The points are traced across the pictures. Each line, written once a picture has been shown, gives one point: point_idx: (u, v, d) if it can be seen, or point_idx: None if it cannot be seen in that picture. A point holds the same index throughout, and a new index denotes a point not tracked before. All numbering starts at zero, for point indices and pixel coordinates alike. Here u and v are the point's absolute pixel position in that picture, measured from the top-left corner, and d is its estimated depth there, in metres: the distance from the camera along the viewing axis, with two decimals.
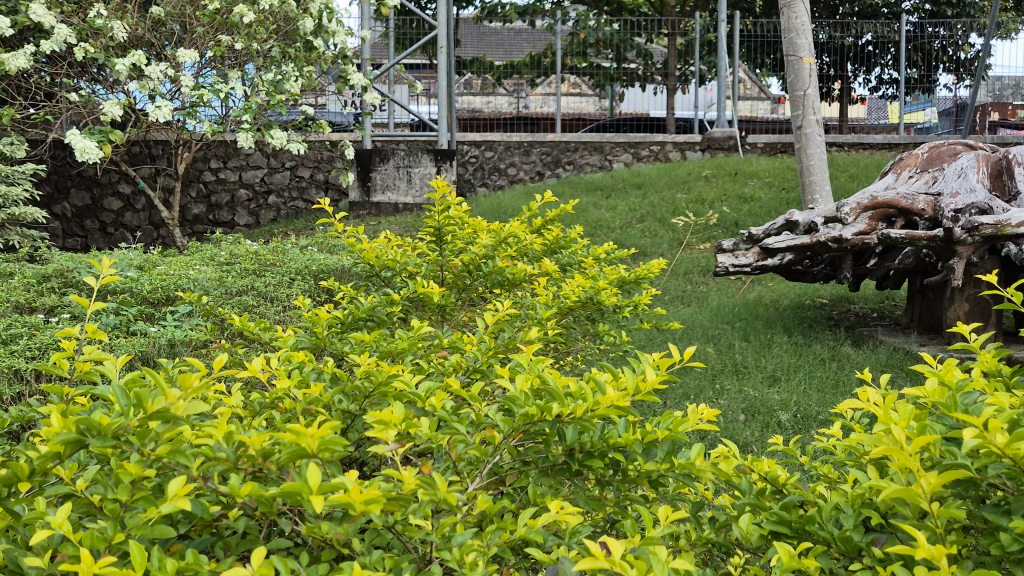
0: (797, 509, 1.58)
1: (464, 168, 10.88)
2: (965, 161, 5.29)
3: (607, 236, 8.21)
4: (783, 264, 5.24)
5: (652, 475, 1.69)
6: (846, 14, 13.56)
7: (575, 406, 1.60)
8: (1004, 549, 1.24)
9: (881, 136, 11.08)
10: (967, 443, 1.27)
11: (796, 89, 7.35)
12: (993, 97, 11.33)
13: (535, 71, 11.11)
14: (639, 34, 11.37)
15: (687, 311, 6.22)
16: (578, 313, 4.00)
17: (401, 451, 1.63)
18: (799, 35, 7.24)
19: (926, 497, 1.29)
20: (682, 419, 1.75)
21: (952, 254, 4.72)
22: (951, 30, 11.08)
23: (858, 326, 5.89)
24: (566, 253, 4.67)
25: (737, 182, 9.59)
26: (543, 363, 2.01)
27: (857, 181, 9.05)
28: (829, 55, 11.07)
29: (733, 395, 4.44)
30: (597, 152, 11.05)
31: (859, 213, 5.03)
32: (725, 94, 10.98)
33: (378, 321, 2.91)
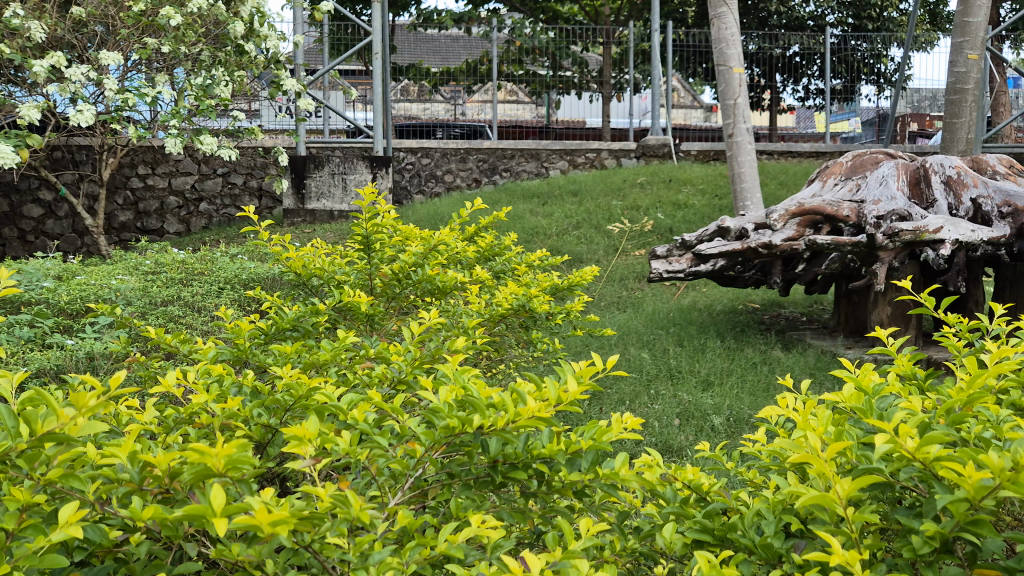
0: (719, 517, 1.58)
1: (401, 175, 10.82)
2: (885, 170, 5.47)
3: (543, 243, 8.25)
4: (715, 270, 5.31)
5: (576, 486, 1.66)
6: (774, 25, 13.91)
7: (497, 416, 1.59)
8: (915, 552, 1.25)
9: (809, 145, 11.38)
10: (879, 447, 1.29)
11: (726, 98, 7.50)
12: (913, 108, 11.77)
13: (471, 78, 11.30)
14: (575, 42, 11.42)
15: (622, 317, 6.27)
16: (511, 320, 3.99)
17: (319, 467, 1.58)
18: (729, 45, 7.39)
19: (841, 503, 1.30)
20: (606, 426, 1.74)
21: (875, 260, 4.85)
22: (872, 42, 11.45)
23: (788, 330, 6.02)
24: (499, 261, 4.66)
25: (671, 189, 9.72)
26: (468, 373, 1.98)
27: (786, 188, 9.30)
28: (759, 66, 11.39)
29: (666, 400, 4.49)
30: (534, 159, 11.09)
31: (788, 219, 5.14)
32: (659, 101, 11.10)
33: (302, 332, 2.83)
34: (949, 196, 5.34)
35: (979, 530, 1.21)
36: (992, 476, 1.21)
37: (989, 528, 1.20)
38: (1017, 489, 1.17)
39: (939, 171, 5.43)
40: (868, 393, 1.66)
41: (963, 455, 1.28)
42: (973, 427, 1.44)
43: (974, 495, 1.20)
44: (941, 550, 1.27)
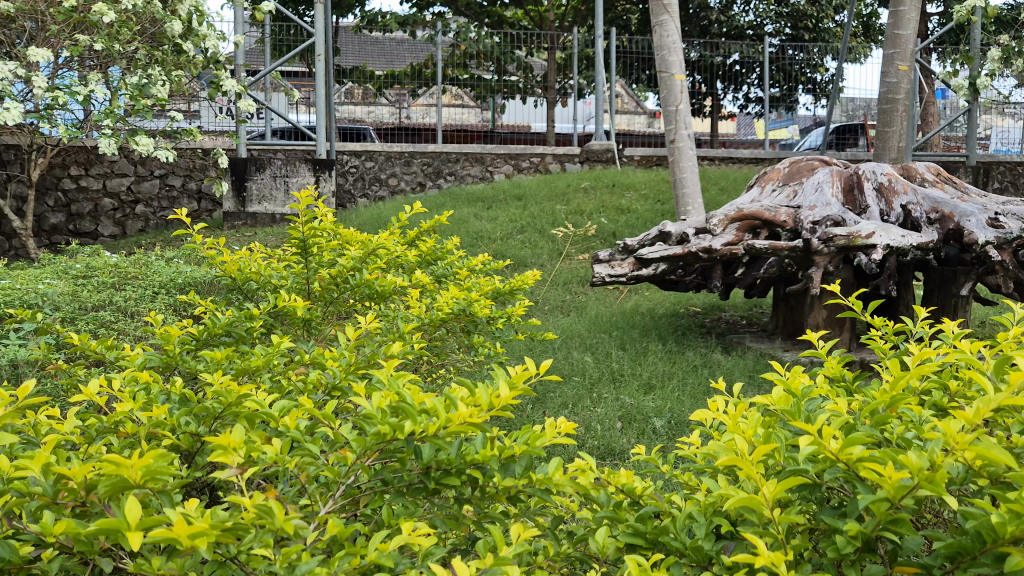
0: (652, 520, 1.58)
1: (344, 178, 10.72)
2: (821, 176, 5.62)
3: (487, 247, 8.25)
4: (656, 274, 5.36)
5: (510, 491, 1.65)
6: (715, 34, 14.15)
7: (429, 422, 1.57)
8: (838, 551, 1.27)
9: (749, 151, 11.60)
10: (803, 449, 1.31)
11: (668, 105, 7.60)
12: (847, 117, 12.06)
13: (416, 82, 11.12)
14: (519, 47, 11.46)
15: (565, 321, 6.30)
16: (451, 324, 3.98)
17: (246, 476, 1.55)
18: (671, 52, 7.48)
19: (768, 505, 1.32)
20: (541, 431, 1.73)
21: (811, 264, 4.96)
22: (808, 53, 11.76)
23: (728, 333, 6.12)
24: (441, 265, 4.63)
25: (614, 194, 9.80)
26: (403, 380, 1.95)
27: (726, 194, 9.47)
28: (700, 73, 11.56)
29: (609, 403, 4.52)
30: (478, 164, 11.12)
31: (727, 224, 5.23)
32: (602, 107, 11.19)
33: (236, 337, 2.77)
34: (882, 203, 5.49)
35: (899, 529, 1.23)
36: (911, 475, 1.24)
37: (907, 527, 1.23)
38: (934, 488, 1.20)
39: (872, 178, 5.57)
40: (797, 395, 1.69)
41: (884, 455, 1.31)
42: (896, 428, 1.47)
43: (894, 495, 1.23)
44: (863, 550, 1.30)
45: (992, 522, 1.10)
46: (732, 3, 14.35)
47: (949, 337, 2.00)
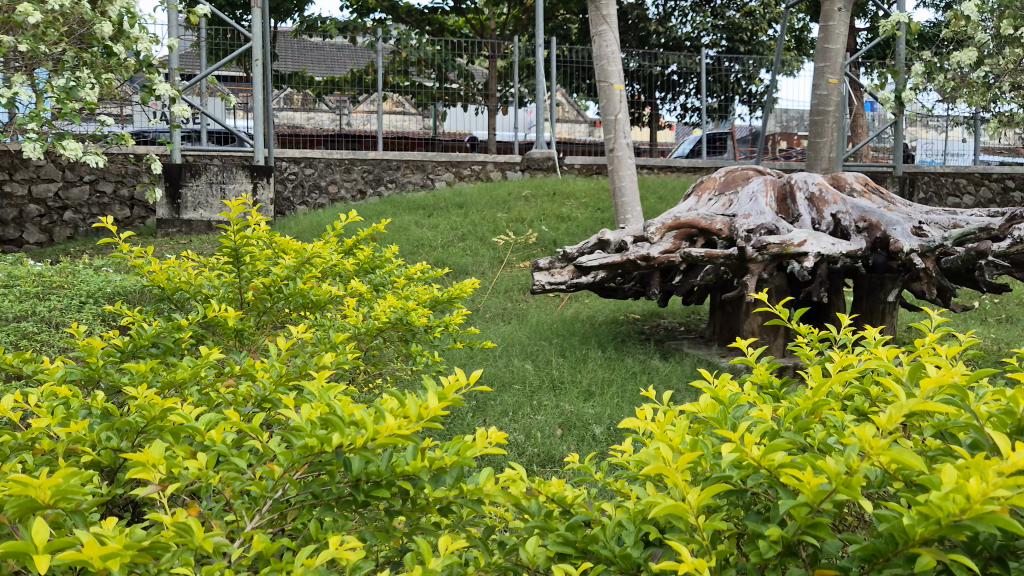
0: (581, 528, 1.59)
1: (283, 185, 10.59)
2: (755, 186, 5.78)
3: (428, 255, 8.22)
4: (596, 282, 5.41)
5: (440, 502, 1.64)
6: (654, 44, 14.42)
7: (357, 434, 1.55)
8: (761, 556, 1.29)
9: (687, 160, 11.78)
10: (725, 456, 1.33)
11: (608, 114, 7.69)
12: (782, 127, 12.32)
13: (356, 88, 11.02)
14: (461, 55, 11.50)
15: (506, 328, 6.31)
16: (389, 333, 3.95)
17: (167, 493, 1.51)
18: (610, 62, 7.57)
19: (693, 512, 1.33)
20: (472, 441, 1.73)
21: (746, 272, 5.05)
22: (744, 65, 12.05)
23: (666, 340, 6.21)
24: (379, 274, 4.60)
25: (554, 202, 9.85)
26: (334, 391, 1.92)
27: (665, 203, 9.62)
28: (639, 83, 11.73)
29: (549, 410, 4.53)
30: (419, 171, 11.07)
31: (664, 232, 5.31)
32: (543, 115, 11.23)
33: (164, 349, 2.70)
34: (813, 212, 5.65)
35: (817, 533, 1.26)
36: (829, 479, 1.27)
37: (826, 530, 1.26)
38: (850, 492, 1.22)
39: (804, 188, 5.77)
40: (723, 402, 1.71)
41: (804, 461, 1.34)
42: (818, 433, 1.50)
43: (813, 499, 1.26)
44: (784, 554, 1.32)
45: (903, 525, 1.13)
46: (670, 14, 14.60)
47: (870, 343, 2.05)
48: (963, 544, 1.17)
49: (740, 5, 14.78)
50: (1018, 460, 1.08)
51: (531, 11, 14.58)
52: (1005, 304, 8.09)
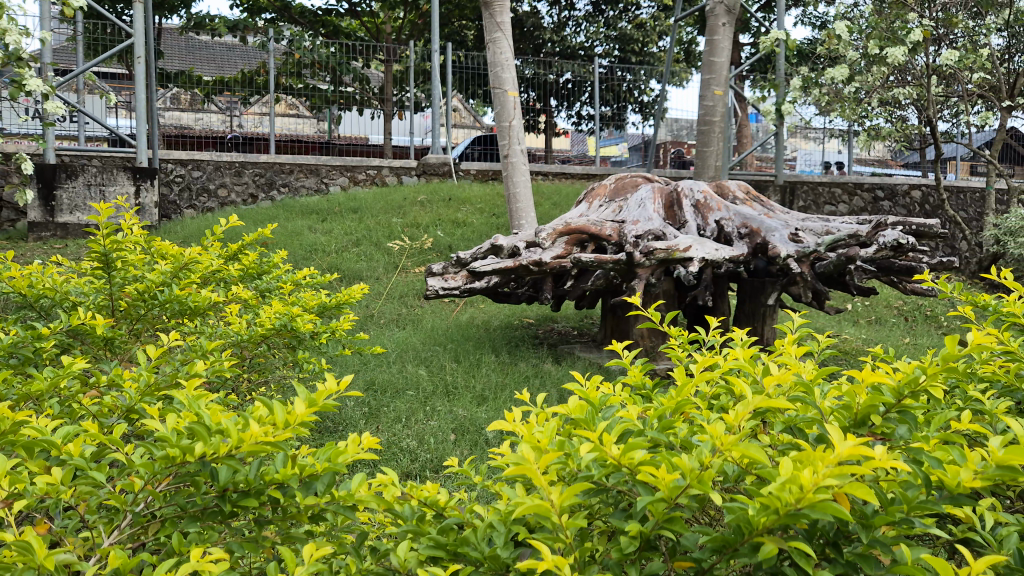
0: (453, 531, 1.60)
1: (169, 188, 10.25)
2: (644, 194, 5.97)
3: (321, 260, 8.11)
4: (489, 287, 5.45)
5: (311, 511, 1.62)
6: (549, 53, 14.73)
7: (220, 443, 1.51)
8: (622, 552, 1.34)
9: (581, 167, 12.02)
10: (586, 456, 1.37)
11: (502, 120, 7.75)
12: (673, 136, 12.70)
13: (247, 89, 11.09)
14: (356, 58, 11.31)
15: (400, 334, 6.28)
16: (274, 340, 3.86)
17: (11, 511, 1.44)
18: (504, 69, 7.66)
19: (556, 511, 1.36)
20: (344, 446, 1.71)
21: (634, 276, 5.16)
22: (635, 74, 12.38)
23: (560, 343, 6.31)
24: (264, 280, 4.49)
25: (450, 207, 9.84)
26: (204, 400, 1.86)
27: (559, 208, 9.81)
28: (534, 90, 11.90)
29: (442, 415, 4.53)
30: (313, 175, 10.86)
31: (556, 238, 5.39)
32: (439, 121, 11.18)
33: (22, 360, 2.55)
34: (698, 218, 5.89)
35: (673, 528, 1.31)
36: (683, 476, 1.31)
37: (682, 525, 1.31)
38: (702, 487, 1.28)
39: (690, 195, 6.01)
40: (592, 404, 1.75)
41: (661, 458, 1.38)
42: (680, 432, 1.56)
43: (669, 495, 1.30)
44: (644, 550, 1.37)
45: (748, 516, 1.19)
46: (565, 24, 14.93)
47: (736, 343, 2.14)
48: (803, 532, 1.25)
49: (632, 17, 15.18)
50: (843, 452, 1.16)
51: (427, 16, 14.59)
52: (875, 307, 8.61)
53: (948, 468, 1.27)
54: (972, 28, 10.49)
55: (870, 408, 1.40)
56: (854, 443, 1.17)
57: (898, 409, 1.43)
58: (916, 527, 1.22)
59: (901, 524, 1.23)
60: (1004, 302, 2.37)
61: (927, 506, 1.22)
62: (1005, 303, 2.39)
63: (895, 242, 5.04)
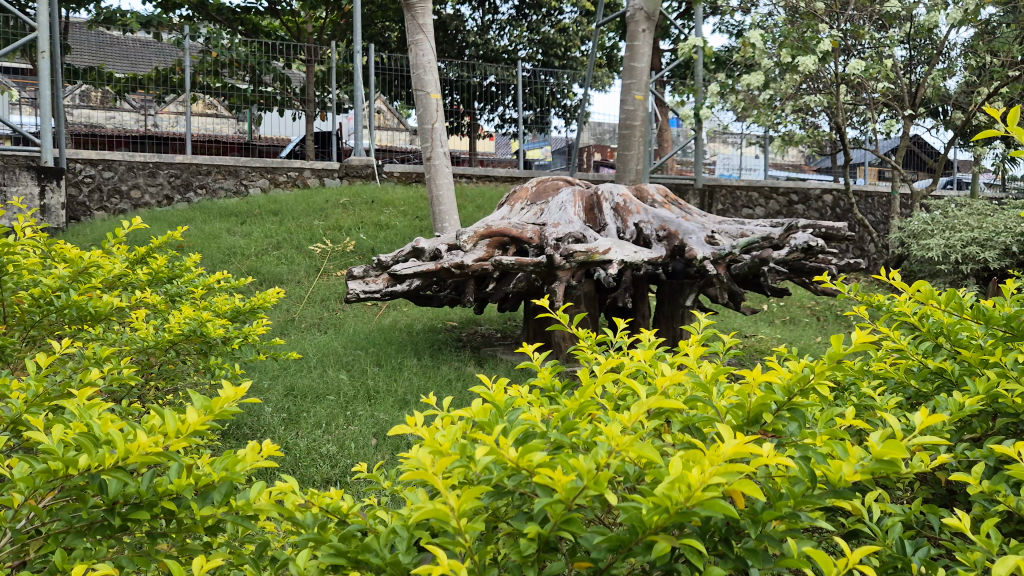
0: (355, 538, 1.57)
1: (78, 189, 9.85)
2: (564, 197, 6.03)
3: (240, 263, 7.93)
4: (410, 290, 5.41)
5: (208, 521, 1.56)
6: (472, 55, 14.74)
7: (106, 454, 1.45)
8: (521, 554, 1.34)
9: (504, 170, 12.03)
10: (484, 460, 1.37)
11: (425, 122, 7.71)
12: (596, 140, 12.83)
13: (162, 88, 10.65)
14: (276, 58, 11.07)
15: (321, 338, 6.17)
16: (183, 346, 3.74)
17: None
18: (426, 71, 7.62)
19: (455, 515, 1.35)
20: (243, 455, 1.66)
21: (554, 279, 5.18)
22: (559, 78, 12.47)
23: (483, 346, 6.31)
24: (174, 284, 4.35)
25: (372, 210, 9.72)
26: (96, 410, 1.78)
27: (483, 211, 9.83)
28: (458, 93, 12.00)
29: (364, 420, 4.48)
30: (232, 176, 10.58)
31: (477, 240, 5.38)
32: (362, 123, 11.03)
33: None
34: (618, 221, 5.98)
35: (571, 528, 1.31)
36: (580, 477, 1.32)
37: (579, 525, 1.31)
38: (598, 488, 1.29)
39: (610, 199, 6.10)
40: (497, 406, 1.74)
41: (559, 460, 1.39)
42: (582, 433, 1.57)
43: (566, 497, 1.31)
44: (543, 552, 1.37)
45: (641, 515, 1.21)
46: (489, 27, 14.98)
47: (644, 343, 2.17)
48: (695, 529, 1.27)
49: (555, 21, 15.28)
50: (726, 450, 1.19)
51: (349, 16, 14.43)
52: (790, 307, 8.89)
53: (832, 464, 1.33)
54: (877, 39, 10.95)
55: (762, 406, 1.44)
56: (740, 442, 1.20)
57: (787, 407, 1.48)
58: (803, 520, 1.27)
59: (788, 519, 1.28)
60: (894, 302, 2.48)
61: (812, 500, 1.27)
62: (896, 303, 2.50)
63: (806, 243, 5.29)
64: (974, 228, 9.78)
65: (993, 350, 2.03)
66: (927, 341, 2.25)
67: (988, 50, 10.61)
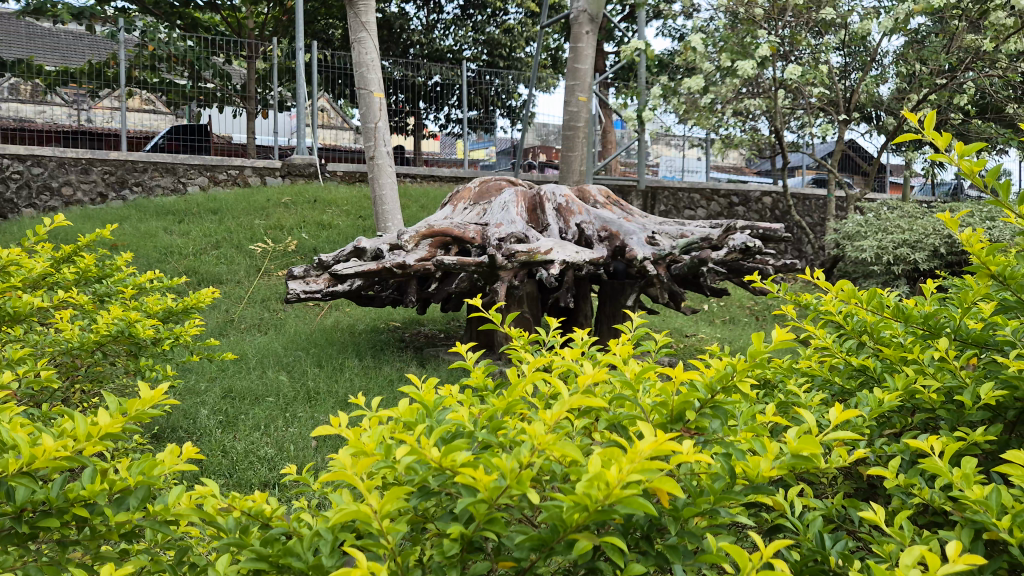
0: (278, 541, 1.54)
1: (5, 185, 9.52)
2: (507, 197, 6.03)
3: (178, 263, 7.76)
4: (351, 290, 5.35)
5: (125, 528, 1.52)
6: (416, 55, 14.69)
7: (12, 460, 1.39)
8: (444, 554, 1.32)
9: (449, 170, 11.97)
10: (404, 461, 1.35)
11: (368, 121, 7.63)
12: (541, 141, 12.86)
13: (95, 82, 10.01)
14: (216, 54, 10.97)
15: (261, 339, 6.06)
16: (111, 347, 3.63)
17: None
18: (369, 70, 7.54)
19: (377, 517, 1.33)
20: (161, 458, 1.61)
21: (496, 279, 5.15)
22: (503, 79, 12.50)
23: (426, 346, 6.28)
24: (103, 284, 4.23)
25: (315, 209, 9.59)
26: (7, 413, 1.72)
27: (427, 211, 9.78)
28: (403, 92, 11.86)
29: (303, 422, 4.41)
30: (169, 174, 10.31)
31: (419, 240, 5.33)
32: (305, 121, 10.87)
33: None
34: (560, 222, 6.00)
35: (494, 528, 1.30)
36: (503, 476, 1.31)
37: (502, 524, 1.31)
38: (520, 487, 1.28)
39: (552, 199, 6.12)
40: (425, 405, 1.73)
41: (482, 459, 1.38)
42: (508, 432, 1.56)
43: (489, 496, 1.30)
44: (467, 552, 1.36)
45: (563, 514, 1.20)
46: (433, 26, 14.95)
47: (577, 342, 2.18)
48: (619, 528, 1.28)
49: (499, 22, 15.29)
50: (644, 448, 1.19)
51: (291, 13, 14.23)
52: (730, 307, 9.04)
53: (751, 460, 1.35)
54: (814, 45, 11.19)
55: (685, 403, 1.45)
56: (660, 439, 1.20)
57: (710, 404, 1.49)
58: (721, 516, 1.28)
59: (708, 514, 1.30)
60: (821, 302, 2.53)
61: (731, 495, 1.29)
62: (822, 303, 2.55)
63: (744, 244, 5.37)
64: (906, 230, 10.06)
65: (911, 348, 2.10)
66: (851, 340, 2.31)
67: (917, 59, 10.93)
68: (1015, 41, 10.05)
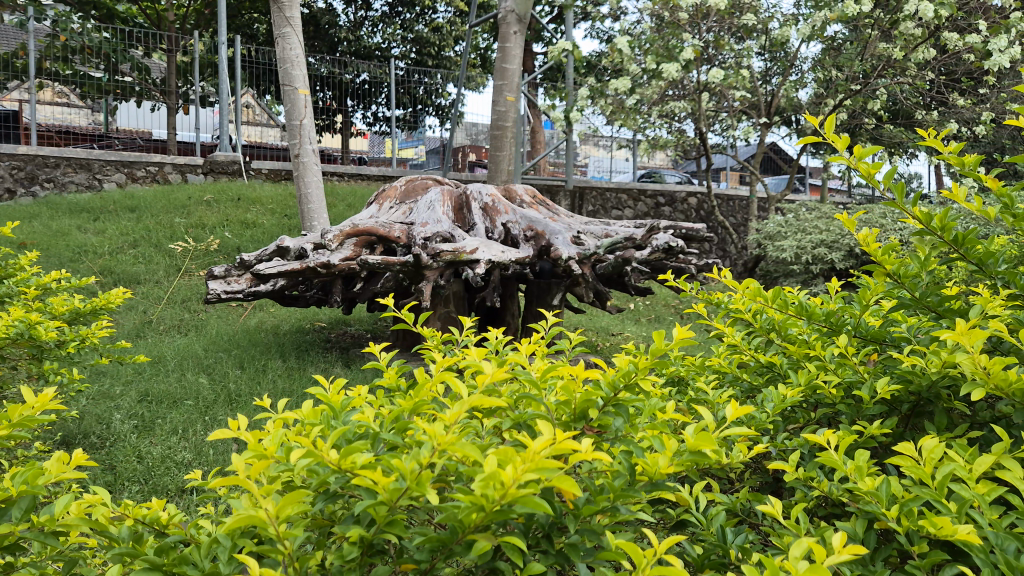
0: (175, 550, 1.48)
1: None
2: (433, 196, 5.97)
3: (92, 262, 7.48)
4: (274, 290, 5.23)
5: (8, 540, 1.44)
6: (344, 52, 14.47)
7: None
8: (343, 558, 1.29)
9: (377, 169, 11.83)
10: (300, 463, 1.32)
11: (292, 119, 7.46)
12: (470, 140, 12.81)
13: (3, 73, 9.71)
14: (134, 46, 10.54)
15: (180, 341, 5.88)
16: (11, 349, 3.46)
17: None
18: (293, 66, 7.38)
19: (273, 522, 1.29)
20: (48, 467, 1.53)
21: (421, 278, 5.09)
22: (432, 78, 12.42)
23: (352, 347, 6.19)
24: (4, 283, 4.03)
25: (238, 208, 9.36)
26: None
27: (354, 210, 9.66)
28: (330, 90, 11.63)
29: (221, 425, 4.29)
30: (83, 170, 9.91)
31: (344, 239, 5.22)
32: (227, 117, 10.60)
33: None
34: (486, 221, 5.99)
35: (394, 531, 1.29)
36: (402, 478, 1.28)
37: (402, 527, 1.29)
38: (418, 488, 1.26)
39: (478, 199, 6.10)
40: (330, 406, 1.69)
41: (382, 461, 1.36)
42: (412, 433, 1.54)
43: (389, 498, 1.27)
44: (368, 554, 1.34)
45: (460, 515, 1.19)
46: (361, 23, 14.76)
47: (490, 341, 2.17)
48: (520, 527, 1.27)
49: (428, 20, 15.20)
50: (538, 446, 1.19)
51: (214, 6, 13.86)
52: (655, 306, 9.18)
53: (650, 457, 1.36)
54: (736, 50, 11.40)
55: (587, 402, 1.46)
56: (554, 437, 1.20)
57: (613, 402, 1.49)
58: (621, 512, 1.29)
59: (609, 511, 1.30)
60: (730, 300, 2.58)
61: (631, 493, 1.29)
62: (732, 301, 2.60)
63: (666, 244, 5.46)
64: (823, 231, 10.38)
65: (814, 344, 2.16)
66: (759, 338, 2.36)
67: (833, 65, 11.24)
68: (923, 51, 10.50)
